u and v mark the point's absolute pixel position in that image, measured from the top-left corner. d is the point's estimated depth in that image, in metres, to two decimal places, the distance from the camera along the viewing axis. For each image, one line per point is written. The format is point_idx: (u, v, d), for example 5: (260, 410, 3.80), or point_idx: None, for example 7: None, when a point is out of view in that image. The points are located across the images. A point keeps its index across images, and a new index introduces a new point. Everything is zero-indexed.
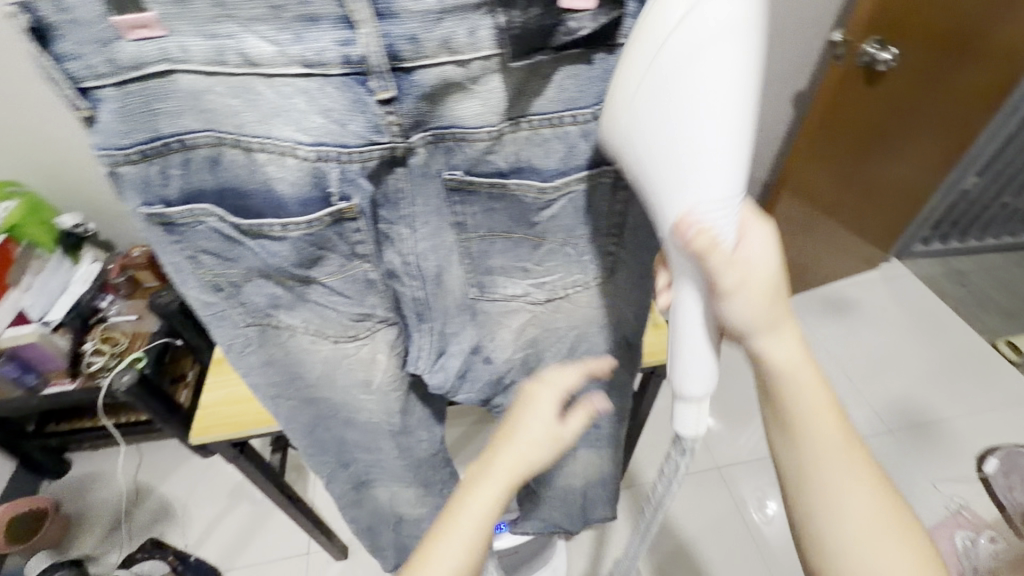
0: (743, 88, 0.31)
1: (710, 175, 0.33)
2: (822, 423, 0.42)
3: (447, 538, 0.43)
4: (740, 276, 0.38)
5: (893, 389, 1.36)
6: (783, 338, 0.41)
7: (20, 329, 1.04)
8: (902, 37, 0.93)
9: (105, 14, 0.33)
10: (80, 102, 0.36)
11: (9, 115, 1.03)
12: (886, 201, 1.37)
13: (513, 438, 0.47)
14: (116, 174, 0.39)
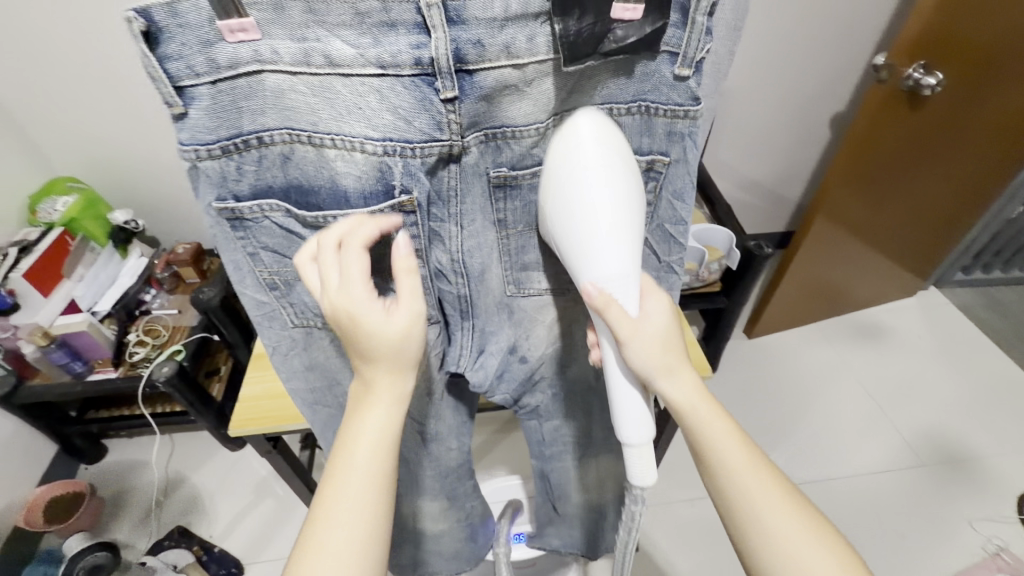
0: (614, 188, 0.40)
1: (604, 249, 0.41)
2: (729, 451, 0.45)
3: (339, 486, 0.41)
4: (640, 326, 0.43)
5: (927, 420, 1.31)
6: (683, 380, 0.44)
7: (72, 318, 1.08)
8: (949, 62, 0.92)
9: (212, 18, 0.35)
10: (176, 99, 0.37)
11: (77, 114, 1.10)
12: (927, 227, 1.33)
13: (371, 358, 0.41)
14: (197, 168, 0.41)
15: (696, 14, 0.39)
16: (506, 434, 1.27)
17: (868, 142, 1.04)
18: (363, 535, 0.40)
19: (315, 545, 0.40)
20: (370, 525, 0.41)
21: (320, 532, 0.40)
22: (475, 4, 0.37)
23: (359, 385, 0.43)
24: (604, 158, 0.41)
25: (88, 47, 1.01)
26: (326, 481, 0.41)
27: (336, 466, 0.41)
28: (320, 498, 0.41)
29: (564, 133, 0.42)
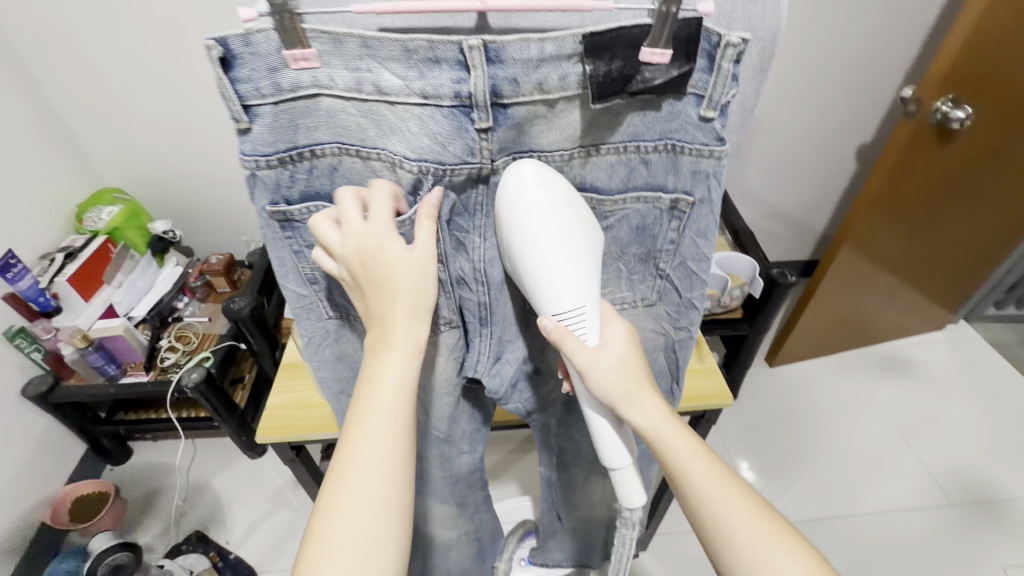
0: (564, 229, 0.43)
1: (558, 284, 0.44)
2: (695, 467, 0.45)
3: (361, 440, 0.41)
4: (599, 361, 0.46)
5: (955, 458, 1.27)
6: (643, 405, 0.46)
7: (109, 322, 1.13)
8: (979, 97, 0.91)
9: (279, 48, 0.38)
10: (242, 116, 0.41)
11: (128, 127, 1.16)
12: (956, 261, 1.31)
13: (394, 296, 0.43)
14: (255, 176, 0.44)
15: (722, 60, 0.40)
16: (521, 454, 1.27)
17: (897, 176, 1.02)
18: (393, 475, 0.41)
19: (343, 489, 0.40)
20: (398, 465, 0.41)
21: (349, 474, 0.40)
22: (513, 46, 0.39)
23: (377, 330, 0.44)
24: (550, 201, 0.43)
25: (140, 68, 1.07)
26: (348, 427, 0.42)
27: (359, 410, 0.42)
28: (345, 444, 0.41)
29: (511, 178, 0.43)
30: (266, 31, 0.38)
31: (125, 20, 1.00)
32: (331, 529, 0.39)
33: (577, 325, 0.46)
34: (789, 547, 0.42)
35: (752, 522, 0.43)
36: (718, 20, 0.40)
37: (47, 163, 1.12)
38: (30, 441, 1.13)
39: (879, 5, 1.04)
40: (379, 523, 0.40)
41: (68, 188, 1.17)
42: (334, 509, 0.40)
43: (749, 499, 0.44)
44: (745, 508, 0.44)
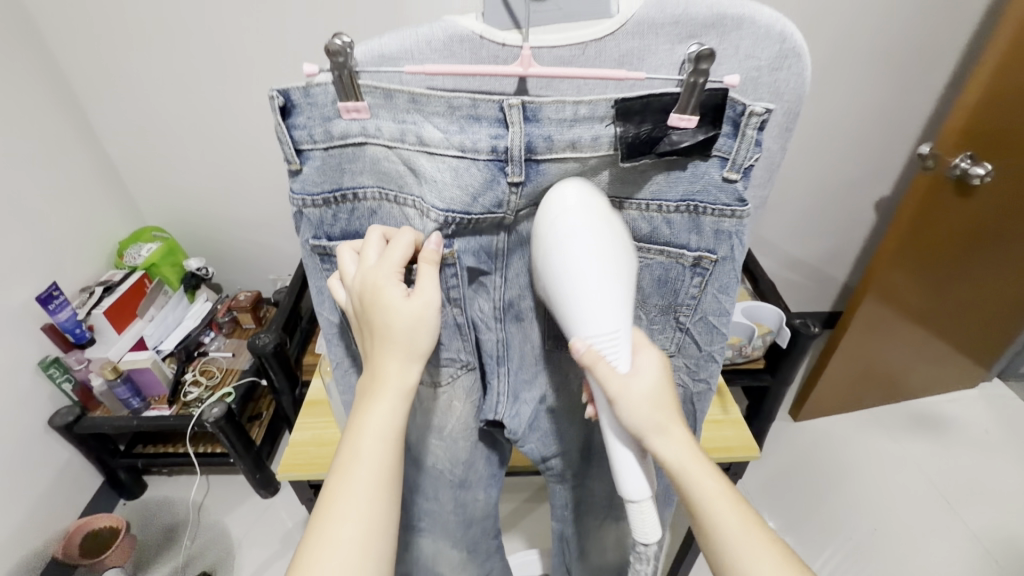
0: (600, 251, 0.42)
1: (596, 305, 0.42)
2: (724, 509, 0.43)
3: (345, 494, 0.41)
4: (630, 391, 0.43)
5: (1000, 526, 1.19)
6: (671, 437, 0.44)
7: (138, 355, 1.15)
8: (999, 153, 0.92)
9: (335, 101, 0.43)
10: (295, 158, 0.45)
11: (174, 172, 1.24)
12: (985, 316, 1.28)
13: (388, 340, 0.43)
14: (301, 213, 0.48)
15: (746, 127, 0.42)
16: (534, 504, 1.23)
17: (918, 229, 1.03)
18: (375, 523, 0.41)
19: (327, 540, 0.39)
20: (378, 517, 0.41)
21: (330, 524, 0.40)
22: (549, 107, 0.41)
23: (369, 376, 0.45)
24: (590, 221, 0.42)
25: (188, 116, 1.15)
26: (332, 476, 0.42)
27: (347, 458, 0.42)
28: (330, 491, 0.41)
29: (554, 196, 0.43)
30: (325, 85, 0.42)
31: (179, 72, 1.08)
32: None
33: (610, 350, 0.44)
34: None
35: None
36: (744, 87, 0.42)
37: (96, 200, 1.19)
38: (51, 469, 1.15)
39: (892, 66, 1.08)
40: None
41: (112, 224, 1.24)
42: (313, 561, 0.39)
43: (778, 546, 0.42)
44: (773, 558, 0.41)
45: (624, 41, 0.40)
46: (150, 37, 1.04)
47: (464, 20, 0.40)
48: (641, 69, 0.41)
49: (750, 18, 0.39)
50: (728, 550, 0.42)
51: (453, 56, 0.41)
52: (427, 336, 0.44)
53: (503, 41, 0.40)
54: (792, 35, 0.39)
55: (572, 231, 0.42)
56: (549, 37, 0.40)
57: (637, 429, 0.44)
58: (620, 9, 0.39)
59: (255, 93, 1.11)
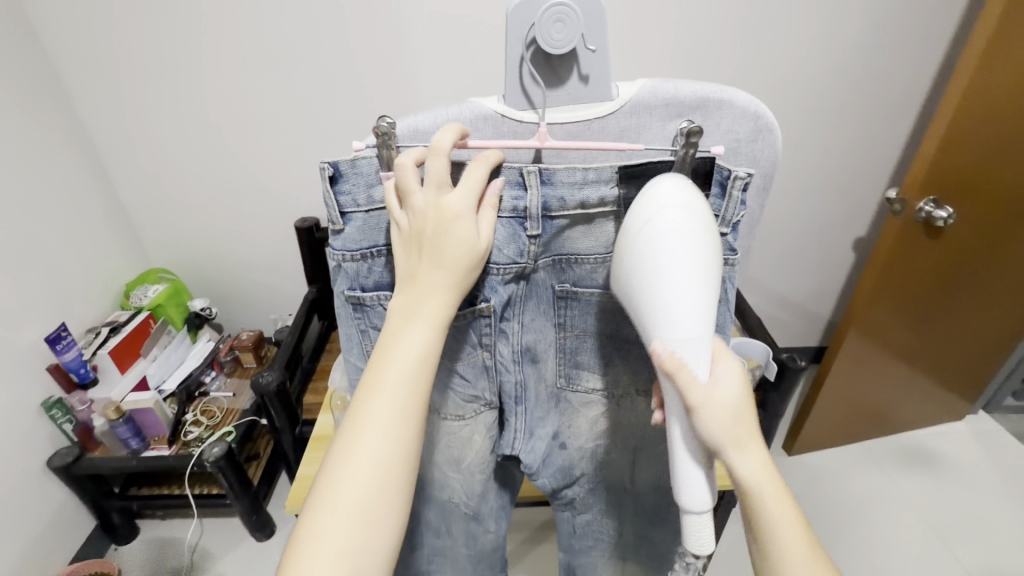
0: (692, 262, 0.42)
1: (682, 313, 0.42)
2: (781, 527, 0.44)
3: (373, 406, 0.42)
4: (715, 403, 0.42)
5: (996, 560, 1.21)
6: (749, 456, 0.43)
7: (140, 396, 1.16)
8: (961, 200, 1.00)
9: (378, 171, 0.48)
10: (338, 220, 0.49)
11: (183, 218, 1.29)
12: (965, 350, 1.33)
13: (441, 267, 0.44)
14: (340, 267, 0.51)
15: (732, 189, 0.47)
16: (535, 543, 1.23)
17: (893, 271, 1.09)
18: (403, 446, 0.43)
19: (350, 451, 0.42)
20: (407, 439, 0.43)
21: (359, 437, 0.42)
22: (562, 172, 0.47)
23: (405, 291, 0.44)
24: (685, 225, 0.42)
25: (200, 166, 1.20)
26: (365, 386, 0.43)
27: (375, 371, 0.43)
28: (359, 399, 0.43)
29: (652, 196, 0.43)
30: (370, 158, 0.48)
31: (194, 125, 1.14)
32: (338, 486, 0.41)
33: (694, 357, 0.42)
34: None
35: None
36: (726, 155, 0.48)
37: (106, 245, 1.23)
38: (45, 512, 1.13)
39: (859, 121, 1.17)
40: (378, 497, 0.42)
41: (119, 268, 1.27)
42: (343, 467, 0.42)
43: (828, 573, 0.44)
44: None
45: (623, 118, 0.46)
46: (169, 94, 1.10)
47: (487, 102, 0.47)
48: (638, 141, 0.47)
49: (727, 101, 0.46)
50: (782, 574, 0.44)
51: (478, 131, 0.47)
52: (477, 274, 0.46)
53: (521, 119, 0.47)
54: (764, 113, 0.46)
55: (663, 231, 0.42)
56: (560, 116, 0.46)
57: (716, 443, 0.42)
58: (619, 94, 0.46)
59: (266, 145, 1.18)
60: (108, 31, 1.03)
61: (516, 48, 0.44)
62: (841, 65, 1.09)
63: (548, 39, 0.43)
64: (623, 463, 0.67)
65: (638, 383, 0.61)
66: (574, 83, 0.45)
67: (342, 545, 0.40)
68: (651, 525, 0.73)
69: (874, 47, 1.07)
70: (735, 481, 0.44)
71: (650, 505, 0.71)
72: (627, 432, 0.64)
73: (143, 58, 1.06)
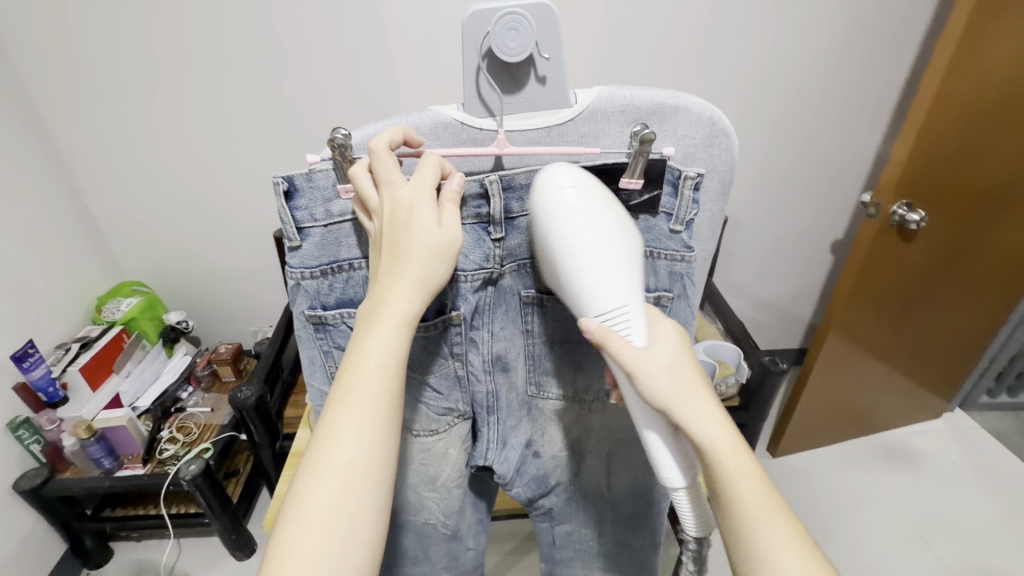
0: (596, 235, 0.42)
1: (602, 280, 0.42)
2: (747, 488, 0.43)
3: (345, 410, 0.41)
4: (652, 361, 0.44)
5: (977, 557, 1.22)
6: (701, 410, 0.44)
7: (113, 414, 1.14)
8: (932, 202, 1.01)
9: (335, 183, 0.47)
10: (295, 236, 0.48)
11: (156, 230, 1.26)
12: (940, 349, 1.36)
13: (400, 265, 0.42)
14: (298, 285, 0.49)
15: (683, 188, 0.48)
16: (522, 552, 1.22)
17: (868, 272, 1.10)
18: (376, 458, 0.42)
19: (321, 463, 0.40)
20: (380, 445, 0.42)
21: (328, 449, 0.41)
22: (520, 176, 0.47)
23: (371, 301, 0.43)
24: (586, 201, 0.42)
25: (172, 176, 1.18)
26: (335, 397, 0.42)
27: (345, 381, 0.42)
28: (332, 412, 0.41)
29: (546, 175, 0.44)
30: (326, 170, 0.47)
31: (166, 135, 1.12)
32: (310, 500, 0.40)
33: (620, 325, 0.44)
34: (813, 565, 0.41)
35: (803, 561, 0.41)
36: (682, 159, 0.48)
37: (76, 259, 1.20)
38: (14, 536, 1.09)
39: (834, 127, 1.19)
40: (349, 505, 0.40)
41: (90, 282, 1.24)
42: (313, 483, 0.40)
43: (802, 538, 0.42)
44: (797, 546, 0.42)
45: (582, 125, 0.46)
46: (139, 105, 1.08)
47: (446, 109, 0.46)
48: (597, 146, 0.47)
49: (683, 107, 0.46)
50: (753, 535, 0.42)
51: (438, 139, 0.47)
52: (445, 268, 0.44)
53: (480, 126, 0.46)
54: (719, 119, 0.47)
55: (563, 208, 0.42)
56: (519, 122, 0.46)
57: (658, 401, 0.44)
58: (578, 99, 0.46)
59: (240, 156, 1.16)
60: (75, 39, 1.00)
61: (472, 56, 0.44)
62: (815, 71, 1.11)
63: (503, 48, 0.42)
64: (599, 466, 0.67)
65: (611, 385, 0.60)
66: (532, 86, 0.45)
67: (315, 560, 0.38)
68: (630, 530, 0.73)
69: (843, 56, 1.10)
70: (692, 440, 0.44)
71: (627, 509, 0.71)
72: (595, 435, 0.64)
73: (110, 69, 1.04)
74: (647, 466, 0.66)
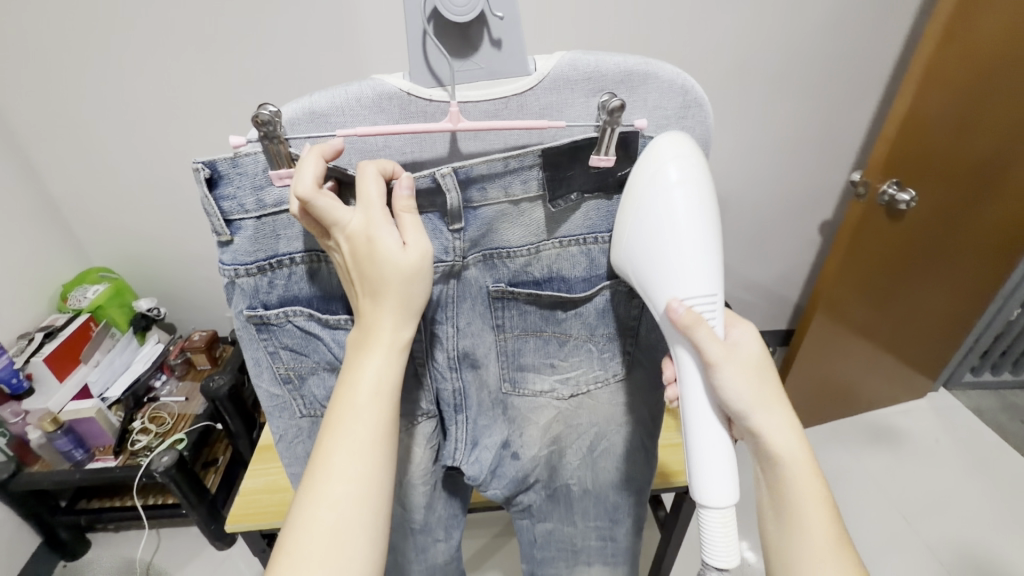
0: (694, 215, 0.41)
1: (684, 267, 0.42)
2: (806, 495, 0.48)
3: (340, 438, 0.42)
4: (738, 361, 0.45)
5: (956, 534, 1.24)
6: (775, 419, 0.47)
7: (82, 404, 1.09)
8: (920, 181, 0.99)
9: (266, 169, 0.42)
10: (224, 230, 0.44)
11: (122, 215, 1.20)
12: (925, 330, 1.35)
13: (381, 297, 0.42)
14: (234, 283, 0.46)
15: None
16: (507, 536, 1.21)
17: (852, 251, 1.08)
18: (372, 486, 0.42)
19: (315, 496, 0.41)
20: (380, 474, 0.42)
21: (320, 482, 0.41)
22: (480, 165, 0.43)
23: (360, 330, 0.44)
24: (689, 176, 0.41)
25: (134, 158, 1.12)
26: (326, 430, 0.42)
27: (338, 409, 0.42)
28: (327, 442, 0.42)
29: (650, 151, 0.42)
30: (254, 153, 0.42)
31: (127, 114, 1.05)
32: (307, 530, 0.40)
33: (708, 313, 0.43)
34: (842, 561, 0.47)
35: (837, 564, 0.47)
36: (655, 132, 0.45)
37: (38, 246, 1.14)
38: None
39: (827, 103, 1.16)
40: (348, 536, 0.40)
41: (54, 269, 1.18)
42: (305, 516, 0.40)
43: (840, 545, 0.48)
44: (834, 552, 0.47)
45: (543, 95, 0.42)
46: (94, 80, 1.01)
47: (391, 78, 0.41)
48: (561, 119, 0.43)
49: (654, 74, 0.42)
50: (802, 539, 0.48)
51: (382, 112, 0.42)
52: (423, 288, 0.43)
53: (429, 97, 0.42)
54: (693, 87, 0.43)
55: (662, 182, 0.41)
56: (471, 93, 0.42)
57: (738, 404, 0.45)
58: (537, 66, 0.42)
59: (205, 136, 1.09)
60: (18, 6, 0.92)
61: (416, 20, 0.39)
62: (807, 43, 1.07)
63: (448, 5, 0.38)
64: (580, 458, 0.64)
65: (588, 376, 0.58)
66: (487, 50, 0.41)
67: None
68: (613, 527, 0.71)
69: (835, 31, 1.06)
70: (767, 444, 0.47)
71: (609, 503, 0.68)
72: (574, 433, 0.62)
73: (57, 42, 0.96)
74: (628, 458, 0.64)
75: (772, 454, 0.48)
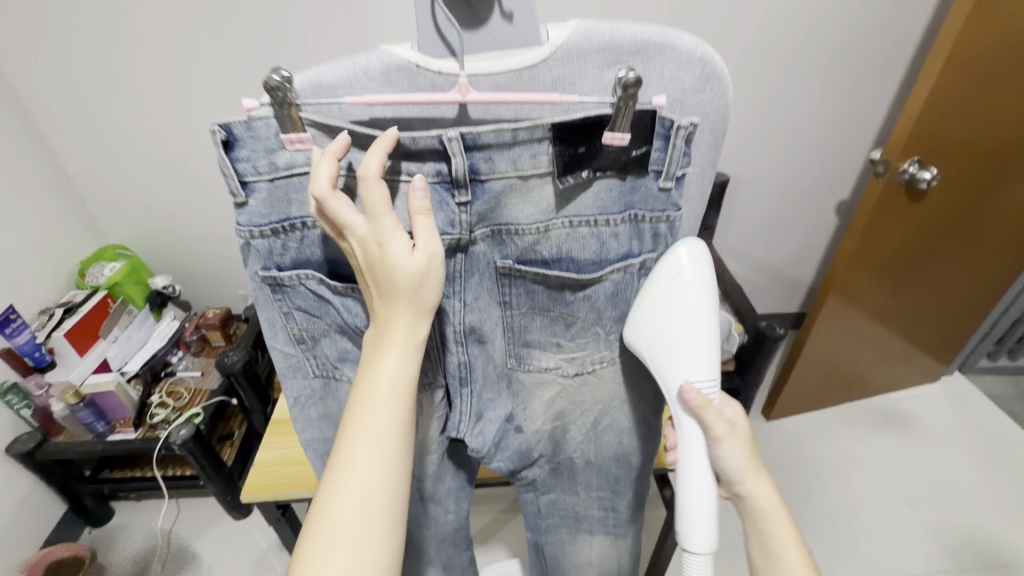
0: (704, 316, 0.50)
1: (692, 355, 0.51)
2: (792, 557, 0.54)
3: (359, 437, 0.42)
4: (733, 435, 0.53)
5: (964, 519, 1.23)
6: (764, 487, 0.55)
7: (102, 378, 1.13)
8: (942, 160, 0.96)
9: (278, 133, 0.42)
10: (240, 192, 0.44)
11: (135, 192, 1.21)
12: (941, 314, 1.33)
13: (392, 296, 0.42)
14: (249, 244, 0.47)
15: (675, 139, 0.44)
16: (513, 512, 1.23)
17: (868, 233, 1.06)
18: (388, 482, 0.42)
19: (336, 490, 0.41)
20: (395, 469, 0.43)
21: (340, 477, 0.42)
22: (488, 135, 0.43)
23: (376, 329, 0.44)
24: (701, 281, 0.49)
25: (145, 135, 1.12)
26: (345, 424, 0.43)
27: (358, 406, 0.43)
28: (347, 435, 0.43)
29: (667, 258, 0.49)
30: (266, 118, 0.42)
31: (139, 90, 1.05)
32: (328, 522, 0.41)
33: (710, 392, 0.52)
34: None
35: None
36: (672, 107, 0.44)
37: (55, 223, 1.16)
38: (13, 500, 1.11)
39: (848, 79, 1.12)
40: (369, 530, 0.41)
41: (70, 245, 1.20)
42: (328, 509, 0.41)
43: None
44: None
45: (556, 67, 0.41)
46: (104, 56, 1.00)
47: (400, 49, 0.41)
48: (573, 92, 0.42)
49: (671, 44, 0.41)
50: None
51: (390, 85, 0.41)
52: (434, 291, 0.43)
53: (439, 69, 0.41)
54: (711, 59, 0.42)
55: (683, 287, 0.48)
56: (482, 64, 0.41)
57: (731, 470, 0.54)
58: (550, 37, 0.41)
59: (214, 113, 1.09)
60: None
61: None
62: (830, 15, 1.03)
63: None
64: (584, 435, 0.64)
65: (593, 357, 0.58)
66: (497, 23, 0.40)
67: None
68: (615, 499, 0.72)
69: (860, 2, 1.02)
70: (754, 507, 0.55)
71: (613, 476, 0.69)
72: (578, 411, 0.62)
73: (67, 18, 0.96)
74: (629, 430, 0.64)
75: (759, 515, 0.55)
